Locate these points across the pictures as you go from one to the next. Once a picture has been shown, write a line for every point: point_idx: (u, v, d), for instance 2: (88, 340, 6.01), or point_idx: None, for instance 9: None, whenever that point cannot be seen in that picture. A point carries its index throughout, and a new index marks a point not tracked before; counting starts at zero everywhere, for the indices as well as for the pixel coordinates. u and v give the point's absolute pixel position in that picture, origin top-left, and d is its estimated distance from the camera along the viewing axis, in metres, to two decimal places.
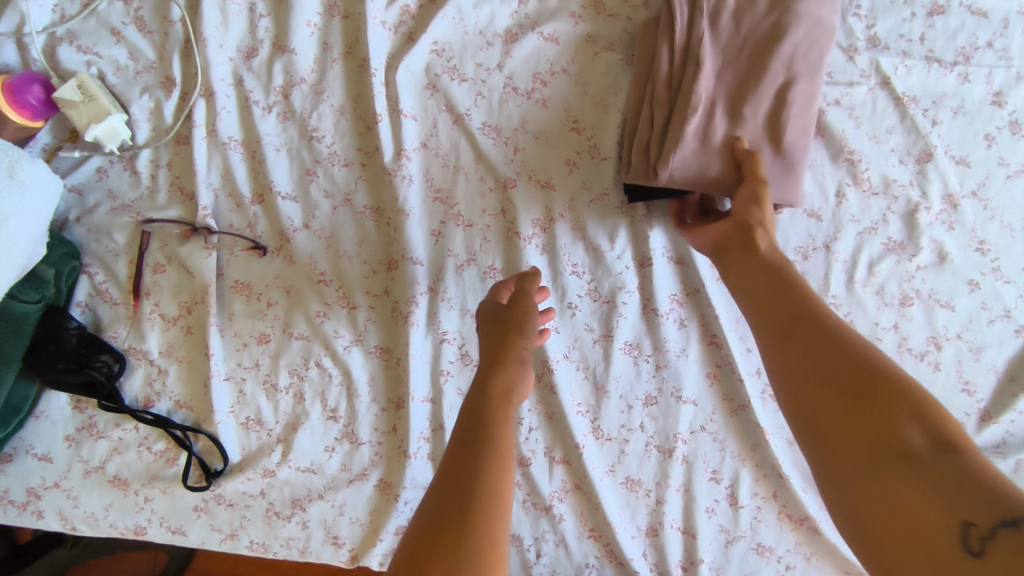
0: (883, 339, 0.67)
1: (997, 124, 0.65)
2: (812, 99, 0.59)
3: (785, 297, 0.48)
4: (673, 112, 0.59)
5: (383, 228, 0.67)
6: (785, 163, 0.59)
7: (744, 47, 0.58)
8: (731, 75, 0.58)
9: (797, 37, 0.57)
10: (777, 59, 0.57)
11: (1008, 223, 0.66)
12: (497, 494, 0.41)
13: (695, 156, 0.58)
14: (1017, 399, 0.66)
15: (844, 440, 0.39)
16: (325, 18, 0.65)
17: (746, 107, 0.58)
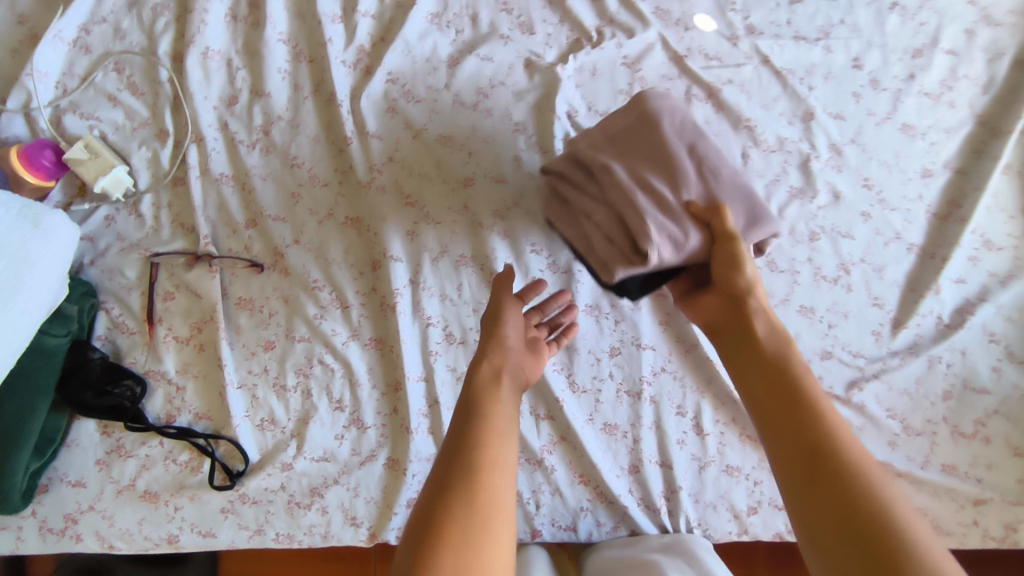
0: (801, 271, 0.78)
1: (860, 83, 0.79)
2: (715, 150, 0.63)
3: (803, 418, 0.51)
4: (619, 200, 0.60)
5: (364, 235, 0.77)
6: (740, 209, 0.62)
7: (638, 143, 0.62)
8: (643, 155, 0.62)
9: (668, 122, 0.63)
10: (668, 137, 0.62)
11: (884, 161, 0.79)
12: (498, 462, 0.52)
13: (667, 221, 0.58)
14: (918, 304, 0.78)
15: (849, 549, 0.44)
16: (294, 64, 0.77)
17: (680, 176, 0.60)
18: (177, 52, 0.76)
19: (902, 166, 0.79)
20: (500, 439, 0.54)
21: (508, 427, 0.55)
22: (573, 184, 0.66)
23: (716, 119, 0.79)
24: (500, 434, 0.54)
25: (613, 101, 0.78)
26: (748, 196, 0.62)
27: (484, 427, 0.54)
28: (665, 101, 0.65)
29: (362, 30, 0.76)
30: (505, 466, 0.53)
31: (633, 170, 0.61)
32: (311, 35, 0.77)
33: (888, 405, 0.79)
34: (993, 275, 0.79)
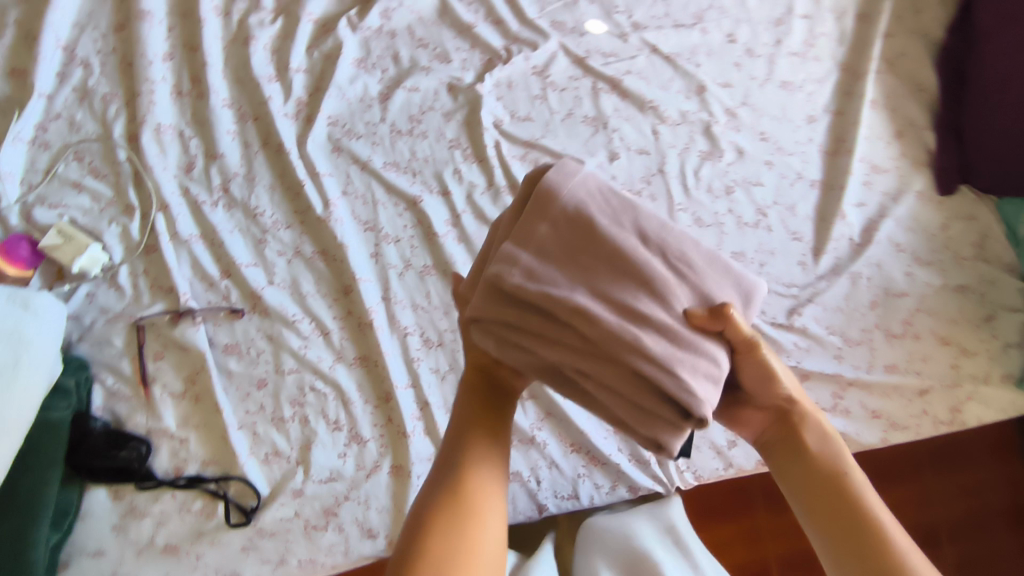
0: (726, 222, 0.88)
1: (737, 55, 0.92)
2: (653, 216, 0.50)
3: (862, 537, 0.48)
4: (616, 352, 0.47)
5: (332, 265, 0.83)
6: (731, 289, 0.50)
7: (583, 258, 0.49)
8: (597, 267, 0.49)
9: (593, 211, 0.49)
10: (605, 231, 0.49)
11: (773, 115, 0.91)
12: (475, 506, 0.48)
13: (689, 343, 0.47)
14: (831, 231, 0.89)
15: None
16: (240, 125, 0.84)
17: (657, 285, 0.48)
18: (131, 133, 0.83)
19: (789, 117, 0.91)
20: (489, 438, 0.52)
21: (490, 466, 0.51)
22: (543, 333, 0.49)
23: (623, 105, 0.89)
24: (489, 434, 0.52)
25: (531, 106, 0.88)
26: (718, 261, 0.50)
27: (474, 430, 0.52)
28: (565, 176, 0.51)
29: (297, 85, 0.85)
30: (490, 465, 0.51)
31: (599, 293, 0.48)
32: (252, 97, 0.85)
33: (826, 323, 0.88)
34: (886, 194, 0.91)
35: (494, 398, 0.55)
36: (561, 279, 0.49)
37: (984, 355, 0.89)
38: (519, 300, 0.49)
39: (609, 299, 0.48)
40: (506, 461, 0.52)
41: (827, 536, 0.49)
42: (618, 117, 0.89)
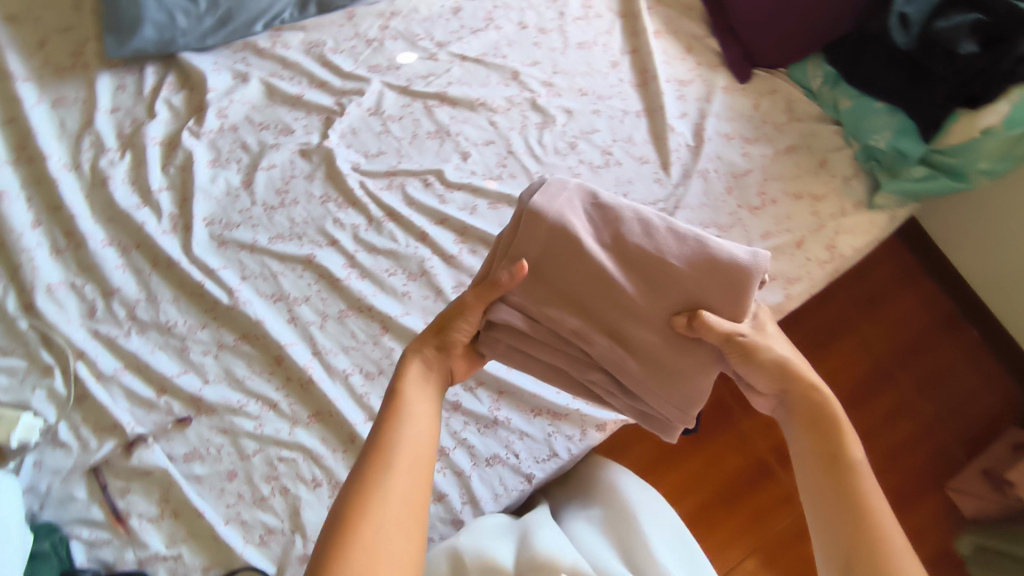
0: (582, 171, 0.99)
1: (534, 36, 1.05)
2: (641, 231, 0.67)
3: (841, 494, 0.58)
4: (606, 364, 0.69)
5: (257, 343, 0.88)
6: (717, 287, 0.65)
7: (575, 286, 0.67)
8: (586, 285, 0.67)
9: (584, 242, 0.66)
10: (593, 256, 0.66)
11: (582, 73, 1.04)
12: (398, 497, 0.57)
13: (664, 354, 0.68)
14: (669, 145, 1.02)
15: None
16: (126, 256, 0.89)
17: (636, 294, 0.67)
18: (25, 303, 0.86)
19: (596, 69, 1.04)
20: (416, 452, 0.60)
21: (412, 460, 0.59)
22: (555, 348, 0.70)
23: (457, 112, 0.99)
24: (418, 446, 0.60)
25: (379, 141, 0.97)
26: (706, 257, 0.65)
27: (402, 437, 0.60)
28: (562, 203, 0.67)
29: (164, 202, 0.91)
30: (411, 462, 0.59)
31: (590, 313, 0.68)
32: (128, 228, 0.90)
33: (698, 221, 1.00)
34: (699, 100, 1.06)
35: (425, 411, 0.63)
36: (559, 299, 0.68)
37: (832, 193, 1.04)
38: (523, 313, 0.68)
39: (601, 320, 0.68)
40: (427, 458, 0.60)
41: (812, 498, 0.61)
42: (456, 122, 0.99)
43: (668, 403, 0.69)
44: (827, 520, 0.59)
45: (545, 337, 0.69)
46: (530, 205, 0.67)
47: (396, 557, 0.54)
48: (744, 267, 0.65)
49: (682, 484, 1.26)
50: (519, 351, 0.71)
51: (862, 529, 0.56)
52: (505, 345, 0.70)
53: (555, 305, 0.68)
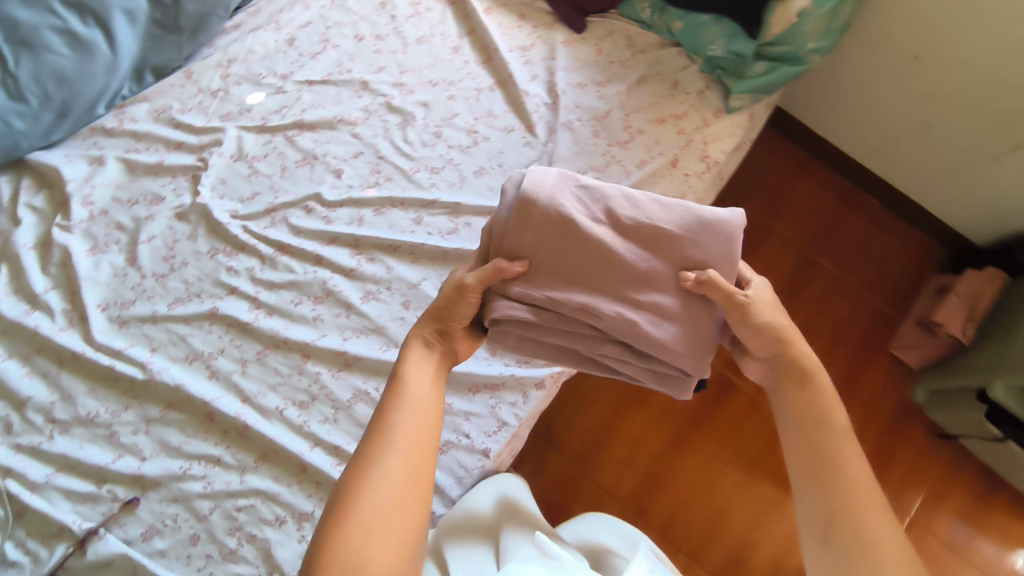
0: (452, 157, 1.03)
1: (372, 43, 1.07)
2: (635, 207, 0.75)
3: (817, 444, 0.65)
4: (614, 335, 0.74)
5: (184, 407, 0.89)
6: (712, 242, 0.73)
7: (582, 266, 0.73)
8: (590, 262, 0.73)
9: (587, 224, 0.73)
10: (596, 234, 0.73)
11: (427, 65, 1.07)
12: (397, 469, 0.61)
13: (673, 314, 0.73)
14: (527, 109, 1.06)
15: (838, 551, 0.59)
16: (28, 363, 0.88)
17: (636, 264, 0.73)
18: None
19: (439, 58, 1.08)
20: (422, 429, 0.65)
21: (411, 433, 0.64)
22: (563, 328, 0.75)
23: (318, 135, 1.02)
24: (423, 424, 0.65)
25: (250, 183, 0.99)
26: (698, 220, 0.74)
27: (407, 415, 0.65)
28: (559, 189, 0.74)
29: (53, 301, 0.91)
30: (410, 438, 0.63)
31: (598, 288, 0.73)
32: (22, 336, 0.89)
33: (575, 169, 1.05)
34: (545, 59, 1.11)
35: (427, 392, 0.68)
36: (562, 278, 0.74)
37: (691, 110, 1.10)
38: (529, 304, 0.74)
39: (608, 293, 0.73)
40: (430, 432, 0.65)
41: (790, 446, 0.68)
42: (320, 145, 1.02)
43: (682, 360, 0.73)
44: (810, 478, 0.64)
45: (552, 318, 0.74)
46: (524, 190, 0.73)
47: (394, 525, 0.58)
48: (731, 224, 0.74)
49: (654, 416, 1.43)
50: (528, 336, 0.76)
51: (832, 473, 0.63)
52: (517, 332, 0.76)
53: (559, 284, 0.74)
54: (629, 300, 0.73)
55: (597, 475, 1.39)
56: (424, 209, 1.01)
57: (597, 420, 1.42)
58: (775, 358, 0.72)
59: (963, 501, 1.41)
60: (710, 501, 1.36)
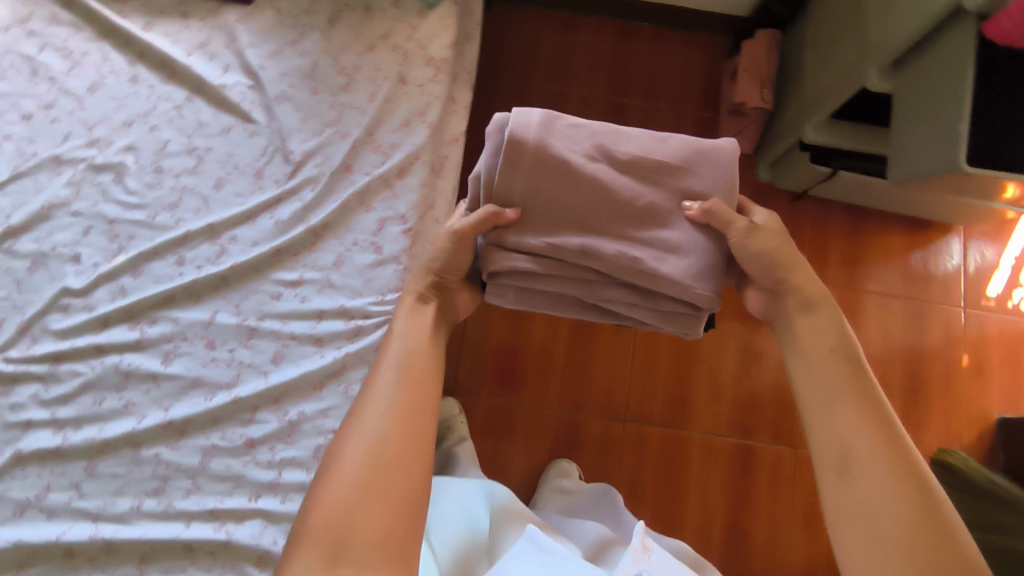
0: (184, 184, 0.97)
1: (43, 116, 0.98)
2: (634, 146, 0.81)
3: (836, 371, 0.72)
4: (617, 276, 0.79)
5: (35, 559, 0.82)
6: (712, 177, 0.81)
7: (586, 211, 0.79)
8: (586, 199, 0.78)
9: (590, 166, 0.79)
10: (596, 172, 0.79)
11: (112, 109, 0.99)
12: (387, 413, 0.73)
13: (679, 247, 0.79)
14: (234, 102, 1.00)
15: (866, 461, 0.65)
16: None
17: (635, 197, 0.79)
18: None
19: (121, 97, 1.00)
20: (417, 386, 0.76)
21: (403, 385, 0.76)
22: (564, 278, 0.81)
23: (36, 232, 0.94)
24: (417, 378, 0.77)
25: None
26: (698, 157, 0.82)
27: (398, 368, 0.77)
28: (554, 132, 0.79)
29: None
30: (401, 388, 0.76)
31: (593, 229, 0.78)
32: None
33: (311, 134, 1.01)
34: (229, 45, 1.04)
35: (418, 349, 0.80)
36: (566, 218, 0.79)
37: (394, 24, 1.06)
38: (531, 255, 0.79)
39: (605, 234, 0.79)
40: (424, 379, 0.78)
41: (809, 375, 0.74)
42: (44, 241, 0.94)
43: (690, 291, 0.77)
44: (821, 409, 0.71)
45: (560, 269, 0.79)
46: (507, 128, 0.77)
47: (380, 460, 0.70)
48: (728, 160, 0.82)
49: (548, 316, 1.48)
50: (533, 282, 0.82)
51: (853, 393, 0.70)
52: (516, 283, 0.81)
53: (561, 226, 0.79)
54: (635, 241, 0.79)
55: (524, 395, 1.43)
56: (182, 247, 0.95)
57: (496, 349, 1.46)
58: (778, 287, 0.80)
59: (841, 248, 1.57)
60: (629, 364, 1.46)
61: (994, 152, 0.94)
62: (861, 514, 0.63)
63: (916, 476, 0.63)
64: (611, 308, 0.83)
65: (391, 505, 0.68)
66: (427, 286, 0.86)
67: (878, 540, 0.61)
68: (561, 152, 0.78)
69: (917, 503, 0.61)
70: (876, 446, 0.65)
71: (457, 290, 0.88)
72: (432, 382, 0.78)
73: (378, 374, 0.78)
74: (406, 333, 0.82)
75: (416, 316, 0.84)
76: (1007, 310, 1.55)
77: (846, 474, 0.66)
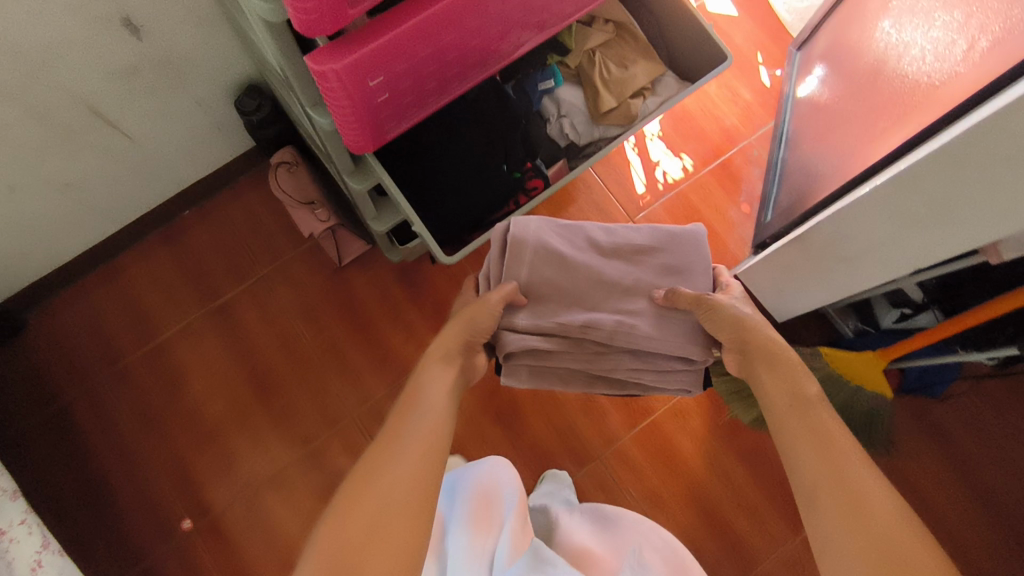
0: None
1: None
2: (617, 236, 1.02)
3: (802, 412, 0.85)
4: (612, 344, 0.95)
5: None
6: (680, 258, 1.01)
7: (572, 283, 0.97)
8: (569, 279, 0.97)
9: (579, 252, 0.99)
10: (579, 256, 0.98)
11: None
12: (403, 451, 0.81)
13: (660, 314, 0.97)
14: None
15: (838, 486, 0.75)
16: None
17: (622, 276, 0.99)
18: None
19: None
20: (426, 441, 0.83)
21: (415, 426, 0.85)
22: (570, 354, 0.95)
23: None
24: (429, 420, 0.86)
25: None
26: (672, 245, 1.02)
27: (408, 414, 0.87)
28: (549, 225, 0.99)
29: None
30: (415, 427, 0.84)
31: (585, 302, 0.97)
32: None
33: None
34: None
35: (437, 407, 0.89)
36: (561, 300, 0.97)
37: None
38: (543, 333, 0.95)
39: (596, 302, 0.97)
40: (429, 418, 0.86)
41: (780, 419, 0.86)
42: None
43: (670, 340, 0.95)
44: (800, 471, 0.80)
45: (566, 343, 0.94)
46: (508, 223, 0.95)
47: (391, 491, 0.76)
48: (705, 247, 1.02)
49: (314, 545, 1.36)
50: (546, 366, 0.97)
51: (819, 430, 0.81)
52: (522, 360, 0.96)
53: (565, 308, 0.97)
54: (628, 309, 0.97)
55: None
56: None
57: None
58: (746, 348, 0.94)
59: None
60: None
61: (466, 209, 0.91)
62: (839, 536, 0.72)
63: (895, 520, 0.70)
64: (617, 374, 0.97)
65: (407, 542, 0.72)
66: (456, 343, 0.96)
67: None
68: (559, 246, 0.98)
69: (902, 545, 0.68)
70: (847, 496, 0.74)
71: (477, 351, 0.99)
72: (437, 428, 0.86)
73: (393, 426, 0.86)
74: (433, 381, 0.92)
75: (442, 375, 0.93)
76: (661, 189, 1.59)
77: (829, 526, 0.74)
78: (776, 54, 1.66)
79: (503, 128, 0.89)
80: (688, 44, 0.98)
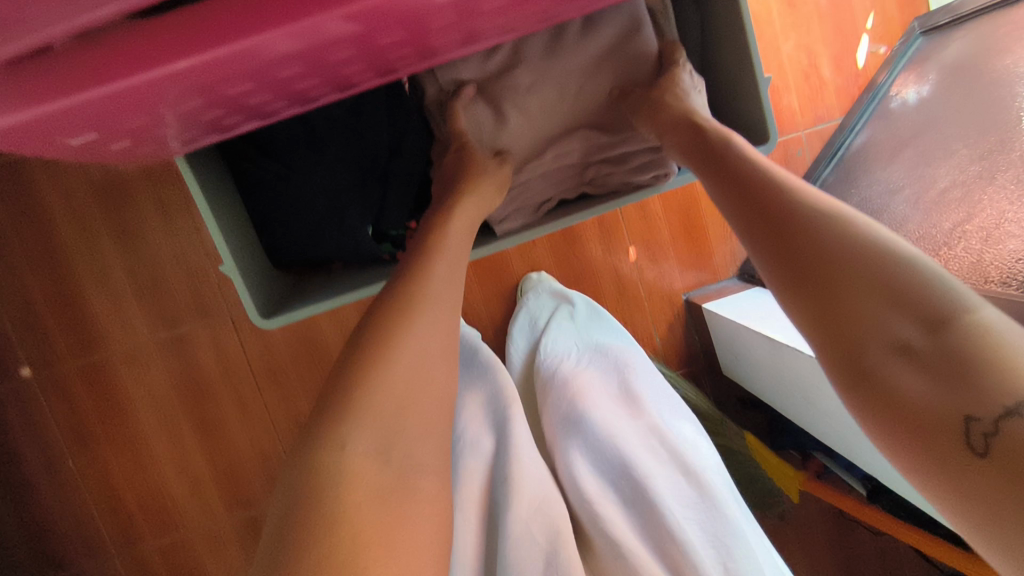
0: None
1: None
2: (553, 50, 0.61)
3: (725, 160, 0.56)
4: (586, 163, 0.68)
5: None
6: (626, 54, 0.63)
7: (535, 132, 0.65)
8: (531, 127, 0.64)
9: (521, 87, 0.61)
10: (519, 96, 0.62)
11: None
12: (410, 367, 0.48)
13: (613, 126, 0.67)
14: None
15: (790, 241, 0.49)
16: None
17: (579, 110, 0.65)
18: None
19: None
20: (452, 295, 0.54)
21: (418, 325, 0.50)
22: (557, 187, 0.69)
23: None
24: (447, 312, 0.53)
25: None
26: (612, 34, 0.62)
27: (402, 294, 0.51)
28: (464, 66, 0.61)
29: None
30: (422, 319, 0.50)
31: (550, 139, 0.66)
32: None
33: None
34: None
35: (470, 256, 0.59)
36: (524, 160, 0.67)
37: None
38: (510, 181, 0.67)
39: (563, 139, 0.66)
40: (443, 304, 0.52)
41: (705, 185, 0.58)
42: None
43: (628, 149, 0.67)
44: (748, 204, 0.53)
45: (548, 181, 0.68)
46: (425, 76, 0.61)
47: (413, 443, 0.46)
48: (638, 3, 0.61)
49: (169, 419, 1.22)
50: (537, 204, 0.70)
51: (745, 176, 0.54)
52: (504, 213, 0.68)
53: (539, 158, 0.66)
54: (590, 134, 0.66)
55: (186, 520, 1.24)
56: None
57: (141, 492, 1.22)
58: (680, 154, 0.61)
59: None
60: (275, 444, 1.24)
61: (301, 238, 0.65)
62: (817, 310, 0.46)
63: (884, 235, 0.47)
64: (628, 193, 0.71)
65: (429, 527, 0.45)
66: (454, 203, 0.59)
67: (878, 329, 0.43)
68: (476, 82, 0.62)
69: (905, 261, 0.44)
70: (797, 250, 0.48)
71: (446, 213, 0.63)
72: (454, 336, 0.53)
73: (429, 260, 0.54)
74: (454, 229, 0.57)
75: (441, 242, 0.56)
76: None
77: (808, 265, 0.47)
78: (887, 27, 1.24)
79: (377, 144, 0.64)
80: (733, 81, 0.65)
